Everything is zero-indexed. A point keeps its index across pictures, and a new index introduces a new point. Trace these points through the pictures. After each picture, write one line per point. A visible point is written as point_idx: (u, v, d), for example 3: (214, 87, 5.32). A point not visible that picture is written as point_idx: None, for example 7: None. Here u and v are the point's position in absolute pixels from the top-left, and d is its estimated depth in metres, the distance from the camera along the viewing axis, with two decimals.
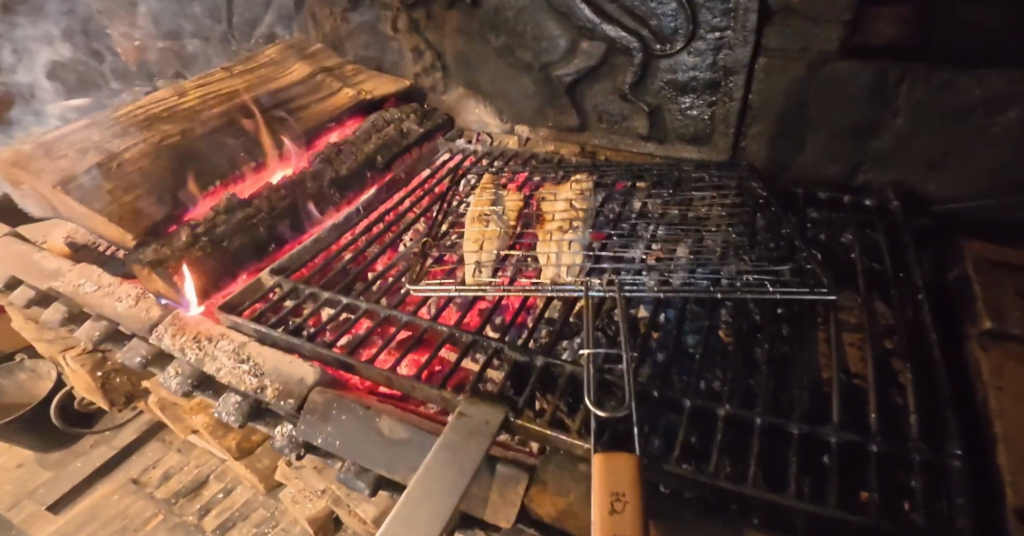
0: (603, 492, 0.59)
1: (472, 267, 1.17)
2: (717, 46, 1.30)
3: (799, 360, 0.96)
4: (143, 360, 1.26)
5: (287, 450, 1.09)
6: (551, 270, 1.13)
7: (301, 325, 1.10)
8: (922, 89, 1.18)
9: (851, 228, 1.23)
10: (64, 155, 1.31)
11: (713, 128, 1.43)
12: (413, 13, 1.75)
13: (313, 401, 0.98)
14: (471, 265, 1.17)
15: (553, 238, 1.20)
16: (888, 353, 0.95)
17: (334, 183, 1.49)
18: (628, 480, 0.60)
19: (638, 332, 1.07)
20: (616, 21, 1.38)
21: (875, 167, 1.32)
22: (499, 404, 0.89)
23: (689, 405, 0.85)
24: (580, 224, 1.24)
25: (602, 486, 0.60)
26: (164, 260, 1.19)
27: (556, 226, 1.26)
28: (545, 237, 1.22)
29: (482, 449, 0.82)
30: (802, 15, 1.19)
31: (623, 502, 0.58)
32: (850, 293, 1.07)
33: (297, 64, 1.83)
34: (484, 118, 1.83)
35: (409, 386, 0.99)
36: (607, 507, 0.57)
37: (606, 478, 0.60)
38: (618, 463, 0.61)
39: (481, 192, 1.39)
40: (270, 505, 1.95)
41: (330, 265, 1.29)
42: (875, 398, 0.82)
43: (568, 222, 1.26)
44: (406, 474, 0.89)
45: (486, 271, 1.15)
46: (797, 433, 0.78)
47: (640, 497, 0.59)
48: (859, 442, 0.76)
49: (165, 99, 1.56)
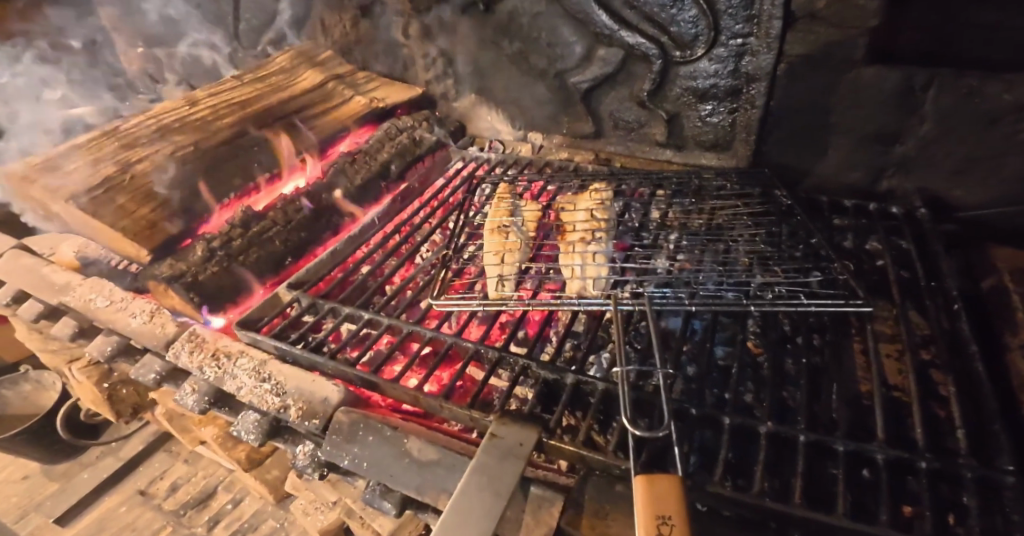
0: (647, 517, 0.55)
1: (494, 280, 1.13)
2: (739, 53, 1.28)
3: (834, 374, 0.94)
4: (158, 377, 1.23)
5: (309, 471, 1.06)
6: (576, 283, 1.08)
7: (321, 342, 1.08)
8: (949, 95, 1.16)
9: (878, 236, 1.22)
10: (77, 169, 1.29)
11: (733, 135, 1.42)
12: (425, 20, 1.72)
13: (338, 421, 0.96)
14: (493, 279, 1.13)
15: (576, 250, 1.17)
16: (926, 365, 0.93)
17: (349, 193, 1.48)
18: (673, 501, 0.56)
19: (668, 346, 1.05)
20: (635, 27, 1.36)
21: (898, 174, 1.31)
22: (533, 426, 0.86)
23: (729, 422, 0.83)
24: (602, 235, 1.21)
25: (645, 510, 0.56)
26: (181, 276, 1.17)
27: (578, 237, 1.22)
28: (568, 248, 1.18)
29: (518, 471, 0.79)
30: (826, 22, 1.16)
31: (670, 525, 0.54)
32: (883, 304, 1.06)
33: (308, 73, 1.81)
34: (497, 126, 1.82)
35: (436, 405, 0.96)
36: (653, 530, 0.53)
37: (649, 500, 0.56)
38: (661, 484, 0.57)
39: (498, 202, 1.36)
40: (280, 516, 1.93)
41: (349, 279, 1.27)
42: (920, 413, 0.81)
43: (590, 233, 1.23)
44: (436, 496, 0.87)
45: (508, 284, 1.13)
46: (842, 450, 0.77)
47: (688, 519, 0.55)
48: (908, 459, 0.75)
49: (177, 109, 1.54)
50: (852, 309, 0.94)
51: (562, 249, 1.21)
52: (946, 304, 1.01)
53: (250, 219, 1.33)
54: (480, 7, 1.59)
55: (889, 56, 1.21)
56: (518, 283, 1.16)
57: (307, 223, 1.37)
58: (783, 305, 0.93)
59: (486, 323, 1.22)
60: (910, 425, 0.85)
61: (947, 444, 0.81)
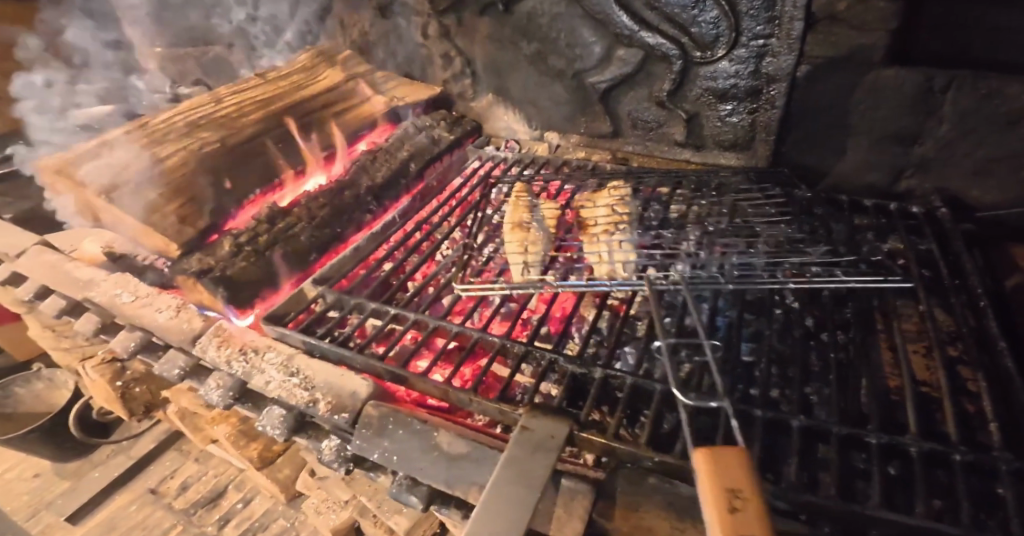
0: (716, 492, 0.48)
1: (518, 267, 1.13)
2: (760, 53, 1.29)
3: (861, 368, 0.95)
4: (181, 372, 1.24)
5: (336, 465, 1.06)
6: (605, 267, 1.11)
7: (348, 337, 1.09)
8: (969, 97, 1.17)
9: (899, 235, 1.23)
10: (106, 165, 1.32)
11: (753, 136, 1.43)
12: (443, 20, 1.74)
13: (368, 415, 0.97)
14: (518, 265, 1.13)
15: (601, 239, 1.19)
16: (954, 361, 0.95)
17: (370, 191, 1.49)
18: (744, 477, 0.49)
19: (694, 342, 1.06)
20: (655, 28, 1.37)
21: (918, 174, 1.32)
22: (563, 418, 0.86)
23: (761, 416, 0.84)
24: (624, 226, 1.25)
25: (712, 487, 0.49)
26: (210, 269, 1.19)
27: (600, 229, 1.25)
28: (592, 239, 1.20)
29: (550, 463, 0.79)
30: (847, 23, 1.18)
31: (743, 500, 0.47)
32: (909, 302, 1.08)
33: (329, 72, 1.83)
34: (513, 126, 1.84)
35: (465, 399, 0.97)
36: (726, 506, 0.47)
37: (714, 476, 0.50)
38: (726, 459, 0.51)
39: (516, 200, 1.36)
40: (291, 515, 1.92)
41: (371, 277, 1.28)
42: (951, 408, 0.82)
43: (613, 225, 1.25)
44: (466, 490, 0.87)
45: (534, 270, 1.13)
46: (875, 443, 0.79)
47: (763, 494, 0.48)
48: (941, 451, 0.76)
49: (203, 106, 1.57)
50: (892, 284, 1.01)
51: (586, 240, 1.22)
52: (971, 301, 1.03)
53: (274, 216, 1.34)
54: (499, 7, 1.60)
55: (909, 57, 1.22)
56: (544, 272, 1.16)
57: (330, 220, 1.39)
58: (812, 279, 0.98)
59: (509, 319, 1.23)
60: (939, 420, 0.86)
61: (978, 438, 0.82)
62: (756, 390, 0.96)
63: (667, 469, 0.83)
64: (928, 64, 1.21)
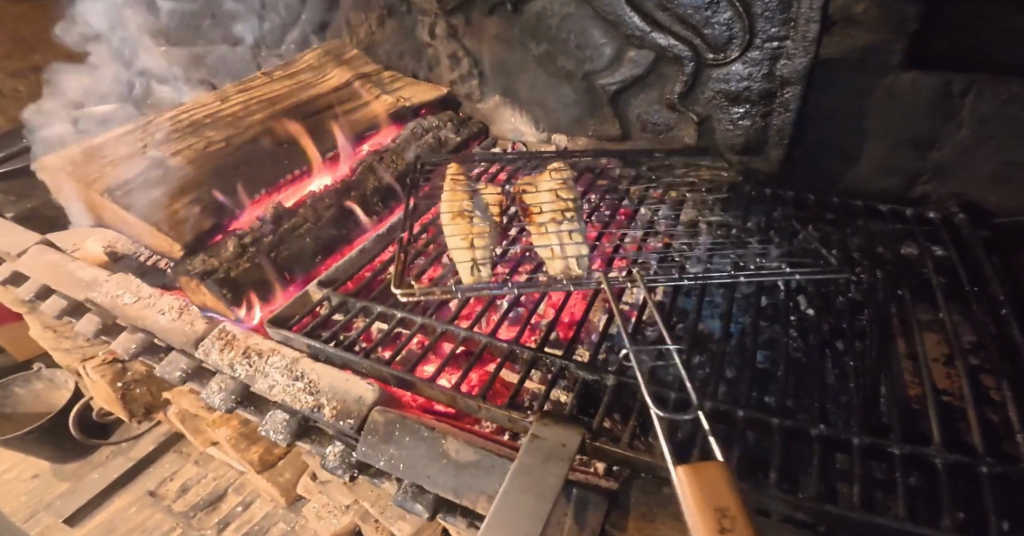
0: (705, 511, 0.48)
1: (466, 266, 1.16)
2: (774, 55, 1.26)
3: (881, 376, 0.93)
4: (183, 375, 1.22)
5: (340, 472, 1.04)
6: (557, 263, 1.13)
7: (353, 341, 1.07)
8: (989, 101, 1.15)
9: (914, 241, 1.22)
10: (112, 164, 1.31)
11: (766, 139, 1.40)
12: (451, 20, 1.72)
13: (374, 421, 0.95)
14: (466, 264, 1.15)
15: (550, 231, 1.20)
16: (975, 370, 0.92)
17: (377, 191, 1.47)
18: (730, 494, 0.50)
19: (707, 349, 1.04)
20: (667, 29, 1.35)
21: (934, 179, 1.30)
22: (572, 426, 0.83)
23: (779, 425, 0.81)
24: (572, 215, 1.24)
25: (699, 506, 0.49)
26: (213, 271, 1.16)
27: (548, 218, 1.25)
28: (541, 231, 1.21)
29: (561, 473, 0.77)
30: (865, 26, 1.16)
31: (731, 520, 0.47)
32: (927, 309, 1.06)
33: (336, 71, 1.81)
34: (521, 128, 1.83)
35: (473, 405, 0.94)
36: (715, 527, 0.47)
37: (699, 494, 0.50)
38: (711, 476, 0.51)
39: (454, 186, 1.36)
40: (291, 519, 1.89)
41: (376, 280, 1.25)
42: (976, 417, 0.79)
43: (559, 214, 1.25)
44: (475, 499, 0.85)
45: (483, 268, 1.16)
46: (899, 453, 0.75)
47: (749, 508, 0.49)
48: (968, 463, 0.73)
49: (208, 104, 1.56)
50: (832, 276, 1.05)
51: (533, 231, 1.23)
52: (992, 309, 1.01)
53: (280, 216, 1.33)
54: (509, 8, 1.58)
55: (927, 61, 1.20)
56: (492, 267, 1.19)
57: (337, 221, 1.37)
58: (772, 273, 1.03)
59: (517, 323, 1.21)
60: (963, 430, 0.84)
61: (1003, 449, 0.80)
62: (771, 398, 0.93)
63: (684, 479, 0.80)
64: (946, 66, 1.19)
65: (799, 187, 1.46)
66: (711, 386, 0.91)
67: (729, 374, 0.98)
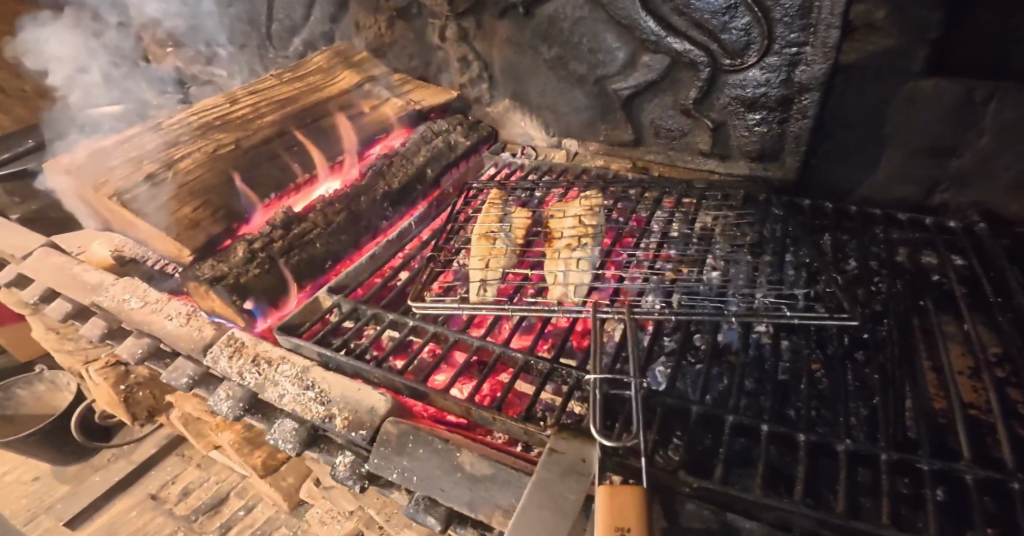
0: (609, 527, 0.64)
1: (476, 284, 1.15)
2: (792, 62, 1.25)
3: (906, 388, 0.91)
4: (190, 381, 1.20)
5: (350, 482, 1.02)
6: (558, 289, 1.11)
7: (365, 350, 1.05)
8: (1012, 108, 1.13)
9: (934, 249, 1.20)
10: (120, 166, 1.30)
11: (782, 145, 1.39)
12: (462, 23, 1.71)
13: (386, 432, 0.93)
14: (476, 282, 1.15)
15: (561, 256, 1.19)
16: (1002, 383, 0.90)
17: (387, 196, 1.46)
18: (633, 517, 0.64)
19: (726, 360, 1.01)
20: (683, 33, 1.34)
21: (953, 188, 1.28)
22: (592, 439, 0.81)
23: (803, 440, 0.79)
24: (588, 242, 1.24)
25: (608, 524, 0.65)
26: (223, 278, 1.15)
27: (564, 243, 1.25)
28: (553, 256, 1.21)
29: (582, 489, 0.75)
30: (886, 32, 1.14)
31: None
32: (948, 321, 1.04)
33: (345, 72, 1.80)
34: (530, 132, 1.81)
35: (488, 417, 0.92)
36: None
37: (610, 515, 0.65)
38: (622, 499, 0.66)
39: (489, 208, 1.39)
40: (293, 525, 1.86)
41: (387, 285, 1.24)
42: (1006, 433, 0.77)
43: (577, 239, 1.25)
44: (490, 513, 0.83)
45: (491, 288, 1.14)
46: (928, 469, 0.73)
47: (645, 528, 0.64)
48: (999, 479, 0.71)
49: (217, 106, 1.54)
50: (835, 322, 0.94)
51: (548, 257, 1.23)
52: (1016, 321, 0.99)
53: (289, 220, 1.31)
54: (521, 11, 1.56)
55: (948, 69, 1.18)
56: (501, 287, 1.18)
57: (347, 226, 1.35)
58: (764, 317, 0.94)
59: (531, 333, 1.18)
60: (991, 444, 0.81)
61: None
62: (792, 411, 0.91)
63: (709, 496, 0.76)
64: (970, 74, 1.17)
65: (814, 194, 1.45)
66: (731, 398, 0.88)
67: (749, 386, 0.96)
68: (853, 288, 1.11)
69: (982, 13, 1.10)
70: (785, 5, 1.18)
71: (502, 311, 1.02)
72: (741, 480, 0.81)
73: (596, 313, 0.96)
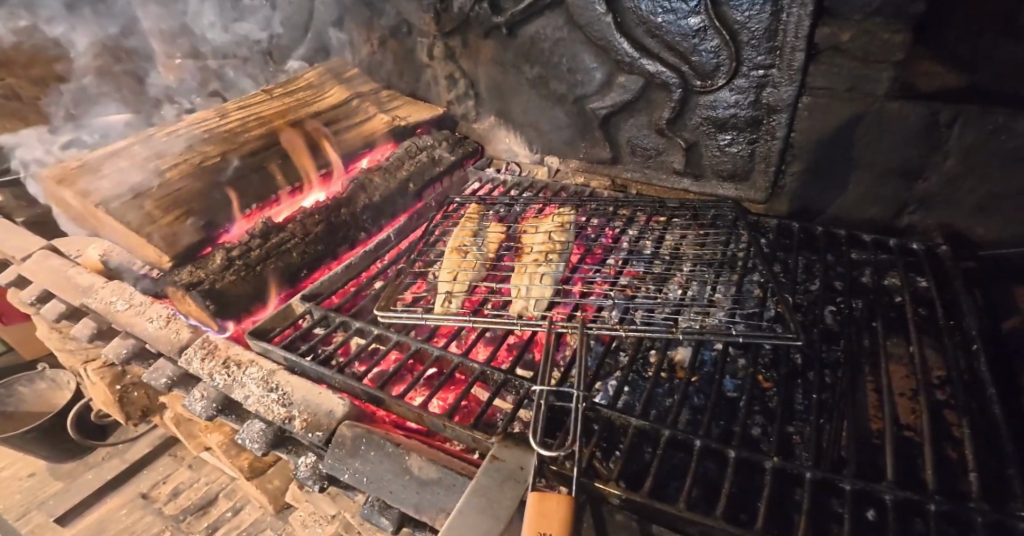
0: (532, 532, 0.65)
1: (443, 296, 1.18)
2: (760, 83, 1.29)
3: (847, 408, 0.92)
4: (168, 381, 1.26)
5: (310, 482, 1.04)
6: (519, 303, 1.15)
7: (329, 356, 1.09)
8: (975, 132, 1.15)
9: (897, 271, 1.21)
10: (112, 177, 1.38)
11: (752, 166, 1.43)
12: (449, 41, 1.77)
13: (341, 435, 0.96)
14: (442, 294, 1.18)
15: (526, 271, 1.23)
16: (941, 405, 0.93)
17: (367, 209, 1.53)
18: (556, 524, 0.66)
19: (674, 376, 1.05)
20: (655, 55, 1.38)
21: (920, 210, 1.30)
22: (532, 448, 0.84)
23: (733, 455, 0.81)
24: (556, 257, 1.27)
25: (532, 528, 0.66)
26: (199, 284, 1.21)
27: (533, 258, 1.28)
28: (519, 271, 1.24)
29: (516, 496, 0.77)
30: (851, 54, 1.16)
31: None
32: (898, 340, 1.07)
33: (336, 89, 1.90)
34: (515, 148, 1.87)
35: (439, 424, 0.95)
36: None
37: (535, 519, 0.66)
38: (551, 505, 0.67)
39: (465, 222, 1.43)
40: (278, 526, 1.89)
41: (362, 292, 1.30)
42: (932, 454, 0.79)
43: (544, 255, 1.27)
44: (435, 516, 0.86)
45: (455, 300, 1.17)
46: (849, 489, 0.74)
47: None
48: (917, 500, 0.72)
49: (209, 119, 1.64)
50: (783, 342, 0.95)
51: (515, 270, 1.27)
52: (964, 343, 1.01)
53: (269, 230, 1.37)
54: (504, 31, 1.62)
55: (932, 92, 1.14)
56: (467, 300, 1.22)
57: (324, 236, 1.42)
58: (714, 334, 0.97)
59: (493, 343, 1.22)
60: (920, 465, 0.84)
61: (960, 488, 0.79)
62: (735, 426, 0.93)
63: (638, 508, 0.78)
64: (948, 94, 1.13)
65: (789, 214, 1.47)
66: (672, 413, 0.91)
67: (694, 401, 1.00)
68: (810, 308, 1.13)
69: (959, 29, 1.06)
70: (752, 29, 1.22)
71: (462, 324, 1.06)
72: (675, 493, 0.84)
73: (551, 327, 1.00)
